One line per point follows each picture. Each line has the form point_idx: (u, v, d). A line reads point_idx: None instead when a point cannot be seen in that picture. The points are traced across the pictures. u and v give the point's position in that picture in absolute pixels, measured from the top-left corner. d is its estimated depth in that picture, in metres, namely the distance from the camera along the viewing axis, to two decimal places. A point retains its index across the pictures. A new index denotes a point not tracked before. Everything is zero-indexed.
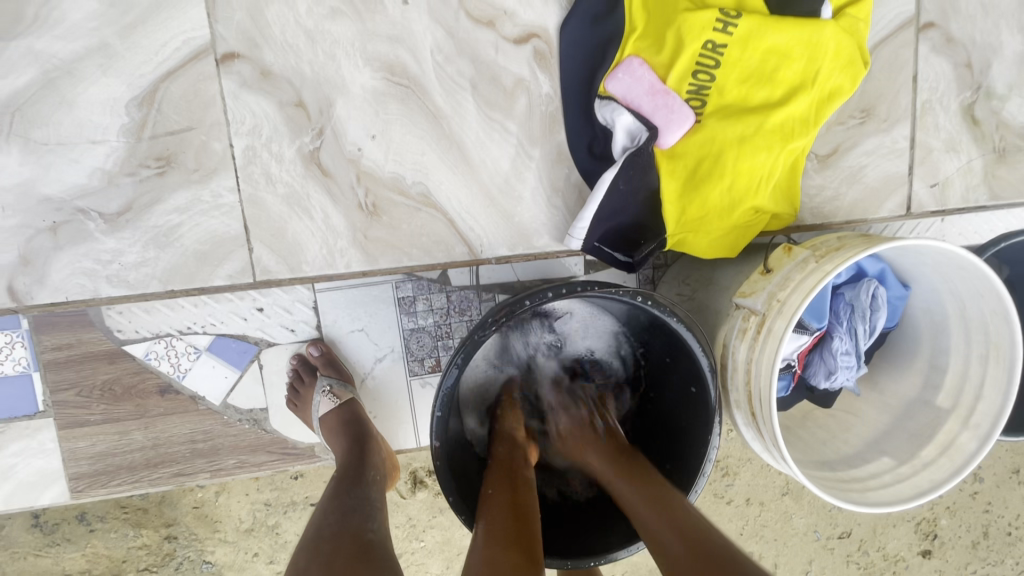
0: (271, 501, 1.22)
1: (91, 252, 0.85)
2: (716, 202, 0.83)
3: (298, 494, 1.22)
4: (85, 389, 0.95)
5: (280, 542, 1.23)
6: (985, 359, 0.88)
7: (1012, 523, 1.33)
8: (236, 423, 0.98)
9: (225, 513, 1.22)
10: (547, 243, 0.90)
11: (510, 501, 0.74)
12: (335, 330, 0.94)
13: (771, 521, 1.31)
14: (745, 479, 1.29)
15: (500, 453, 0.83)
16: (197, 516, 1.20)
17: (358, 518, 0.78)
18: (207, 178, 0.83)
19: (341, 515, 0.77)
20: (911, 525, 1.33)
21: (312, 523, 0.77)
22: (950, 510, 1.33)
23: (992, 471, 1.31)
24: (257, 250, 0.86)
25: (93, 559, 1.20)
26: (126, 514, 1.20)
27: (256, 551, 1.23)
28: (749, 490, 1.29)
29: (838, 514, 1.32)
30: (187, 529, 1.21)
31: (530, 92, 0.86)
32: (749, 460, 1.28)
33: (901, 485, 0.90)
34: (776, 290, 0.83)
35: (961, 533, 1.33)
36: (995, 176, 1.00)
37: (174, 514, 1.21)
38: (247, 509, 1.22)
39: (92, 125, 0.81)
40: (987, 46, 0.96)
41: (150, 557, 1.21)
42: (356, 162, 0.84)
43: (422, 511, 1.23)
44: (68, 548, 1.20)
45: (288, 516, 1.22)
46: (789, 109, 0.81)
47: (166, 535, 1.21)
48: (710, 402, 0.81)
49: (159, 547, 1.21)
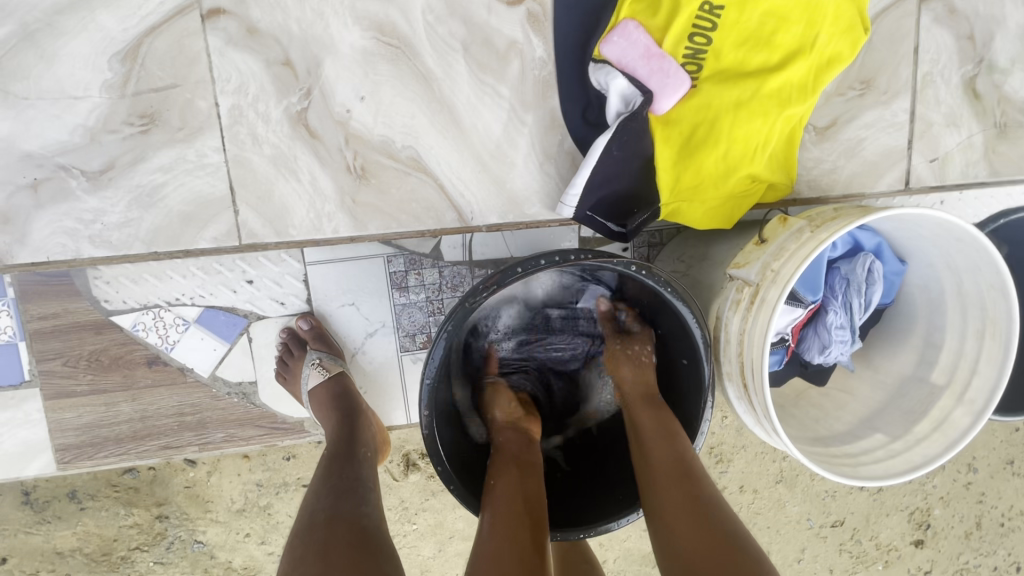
0: (263, 482, 1.21)
1: (73, 212, 0.82)
2: (710, 169, 0.82)
3: (290, 475, 1.21)
4: (71, 359, 0.96)
5: (272, 522, 1.23)
6: (981, 335, 0.86)
7: (1005, 514, 1.33)
8: (225, 397, 1.00)
9: (216, 493, 1.21)
10: (538, 212, 0.89)
11: (521, 489, 0.73)
12: (326, 304, 0.98)
13: (763, 508, 1.30)
14: (739, 466, 1.28)
15: (506, 440, 0.82)
16: (189, 496, 1.20)
17: (352, 500, 0.78)
18: (191, 138, 0.81)
19: (335, 498, 0.77)
20: (905, 515, 1.32)
21: (306, 506, 0.77)
22: (944, 500, 1.32)
23: (986, 462, 1.30)
24: (242, 212, 0.84)
25: (84, 537, 1.20)
26: (118, 493, 1.19)
27: (248, 532, 1.23)
28: (742, 477, 1.29)
29: (831, 502, 1.31)
30: (179, 509, 1.21)
31: (523, 55, 0.84)
32: (743, 447, 1.27)
33: (894, 461, 0.89)
34: (771, 260, 0.81)
35: (954, 523, 1.32)
36: (995, 152, 0.98)
37: (165, 494, 1.20)
38: (238, 489, 1.21)
39: (73, 81, 0.79)
40: (989, 18, 0.94)
41: (142, 536, 1.21)
42: (344, 125, 0.82)
43: (414, 493, 1.22)
44: (59, 526, 1.19)
45: (280, 497, 1.22)
46: (787, 74, 0.79)
47: (157, 514, 1.21)
48: (703, 375, 0.79)
49: (150, 526, 1.21)
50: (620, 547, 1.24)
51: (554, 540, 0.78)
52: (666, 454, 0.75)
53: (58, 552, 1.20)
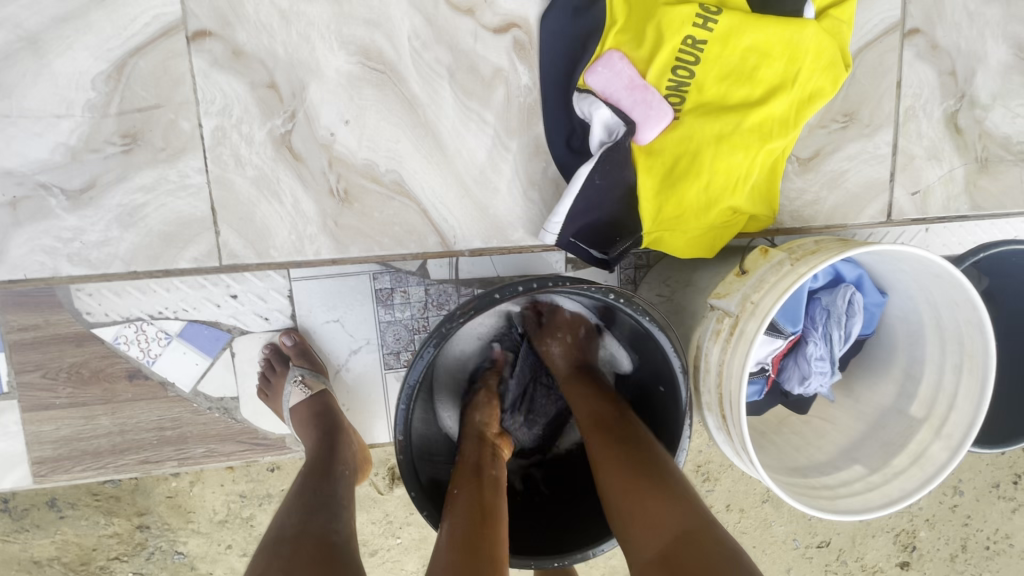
0: (246, 493, 1.21)
1: (52, 230, 0.78)
2: (692, 200, 0.82)
3: (275, 486, 1.21)
4: (50, 371, 1.07)
5: (254, 534, 1.22)
6: (959, 369, 0.87)
7: (990, 537, 1.33)
8: (205, 411, 1.11)
9: (199, 504, 1.20)
10: (522, 237, 0.89)
11: (472, 499, 0.73)
12: (309, 320, 1.09)
13: (749, 527, 1.30)
14: (724, 485, 1.28)
15: (467, 456, 0.81)
16: (171, 506, 1.19)
17: (322, 516, 0.80)
18: (175, 158, 0.79)
19: (305, 515, 0.79)
20: (889, 536, 1.32)
21: (274, 524, 0.79)
22: (929, 522, 1.32)
23: (971, 485, 1.30)
24: (224, 233, 0.81)
25: (63, 546, 1.19)
26: (98, 501, 1.18)
27: (229, 543, 1.22)
28: (728, 496, 1.28)
29: (817, 523, 1.31)
30: (160, 519, 1.20)
31: (509, 82, 0.84)
32: (729, 465, 1.27)
33: (872, 494, 0.89)
34: (751, 292, 0.82)
35: (939, 545, 1.32)
36: (977, 186, 1.00)
37: (147, 503, 1.19)
38: (221, 500, 1.21)
39: (56, 100, 0.76)
40: (971, 54, 0.96)
41: (122, 546, 1.20)
42: (328, 148, 0.82)
43: (399, 507, 1.22)
44: (38, 534, 1.18)
45: (264, 508, 1.21)
46: (768, 109, 0.79)
47: (138, 524, 1.20)
48: (681, 402, 0.81)
49: (130, 536, 1.20)
50: (606, 565, 1.23)
51: (531, 568, 0.78)
52: (598, 410, 0.81)
53: (36, 561, 1.19)
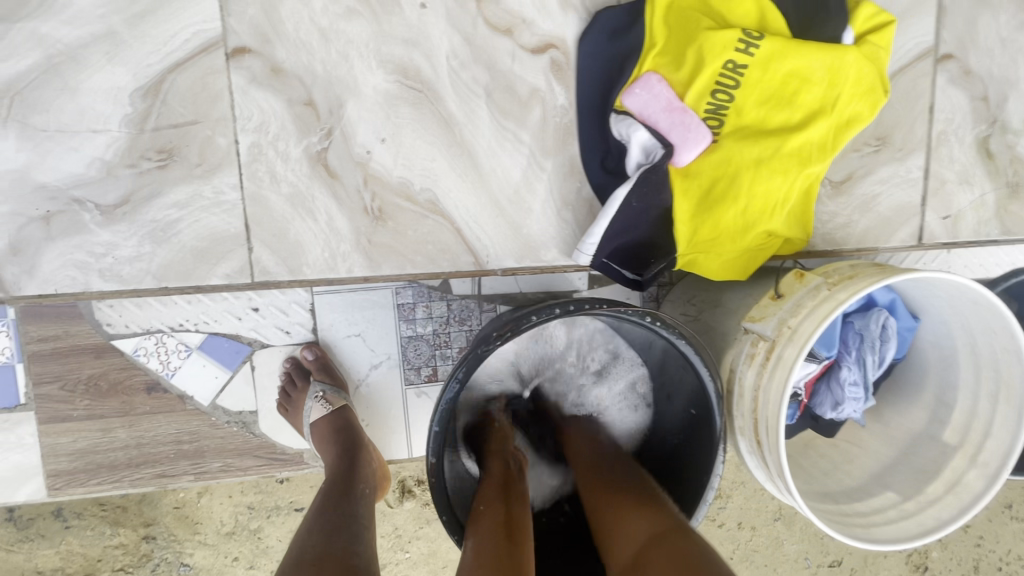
0: (254, 505, 1.21)
1: (84, 244, 0.77)
2: (729, 224, 0.82)
3: (282, 498, 1.21)
4: (69, 383, 1.07)
5: (261, 547, 1.22)
6: (994, 397, 0.86)
7: (1002, 558, 1.32)
8: (224, 425, 1.10)
9: (206, 515, 1.20)
10: (554, 257, 0.88)
11: (497, 509, 0.73)
12: (331, 334, 1.08)
13: (760, 545, 1.28)
14: (736, 502, 1.26)
15: (493, 471, 0.79)
16: (178, 517, 1.19)
17: (343, 539, 0.78)
18: (210, 174, 0.78)
19: (326, 537, 0.78)
20: (902, 556, 1.31)
21: (292, 547, 0.76)
22: (942, 542, 1.31)
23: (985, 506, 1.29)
24: (256, 249, 0.80)
25: (67, 557, 1.18)
26: (104, 512, 1.18)
27: (236, 555, 1.22)
28: (740, 514, 1.27)
29: (829, 542, 1.30)
30: (166, 530, 1.20)
31: (545, 102, 0.84)
32: (742, 482, 1.26)
33: (907, 522, 0.87)
34: (787, 316, 0.81)
35: (953, 566, 1.31)
36: (1007, 212, 0.99)
37: (154, 514, 1.19)
38: (228, 511, 1.21)
39: (93, 114, 0.75)
40: (1004, 80, 0.96)
41: (127, 558, 1.19)
42: (364, 166, 0.81)
43: (408, 521, 1.22)
44: (42, 544, 1.18)
45: (271, 520, 1.21)
46: (807, 134, 0.79)
47: (144, 535, 1.19)
48: (715, 429, 0.79)
49: (136, 548, 1.19)
50: None
51: None
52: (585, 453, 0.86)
53: (39, 572, 1.18)
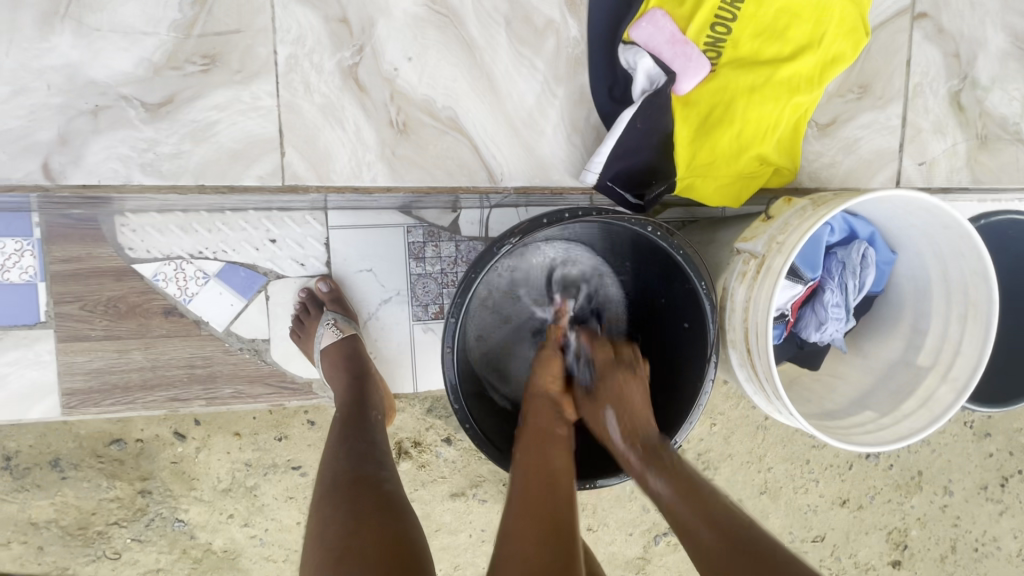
0: (252, 462, 1.26)
1: (128, 139, 0.83)
2: (725, 147, 0.89)
3: (280, 456, 1.26)
4: (89, 303, 1.07)
5: (256, 505, 1.27)
6: (963, 318, 0.94)
7: (978, 539, 1.42)
8: (236, 351, 1.12)
9: (203, 471, 1.25)
10: (562, 178, 0.95)
11: (548, 471, 0.78)
12: (344, 269, 1.13)
13: None
14: (723, 475, 1.35)
15: (540, 418, 0.86)
16: (175, 471, 1.23)
17: (372, 464, 0.86)
18: (249, 80, 0.84)
19: (357, 461, 0.86)
20: (882, 534, 1.40)
21: (327, 468, 0.85)
22: (921, 521, 1.41)
23: (961, 486, 1.39)
24: (288, 154, 0.87)
25: (61, 508, 1.22)
26: (102, 464, 1.22)
27: (231, 513, 1.26)
28: (727, 486, 1.36)
29: (812, 518, 1.39)
30: (162, 485, 1.24)
31: (559, 33, 0.92)
32: (730, 455, 1.34)
33: (883, 433, 0.95)
34: (776, 234, 0.88)
35: (930, 545, 1.41)
36: (977, 161, 1.09)
37: (151, 468, 1.24)
38: (226, 467, 1.25)
39: (144, 18, 0.81)
40: (974, 40, 1.05)
41: (122, 511, 1.23)
42: (391, 82, 0.88)
43: (404, 482, 1.27)
44: (38, 494, 1.21)
45: (267, 478, 1.26)
46: (797, 64, 0.88)
47: (140, 489, 1.23)
48: (709, 339, 0.87)
49: (131, 501, 1.24)
50: (605, 550, 1.32)
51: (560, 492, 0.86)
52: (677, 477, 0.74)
53: (33, 523, 1.22)
